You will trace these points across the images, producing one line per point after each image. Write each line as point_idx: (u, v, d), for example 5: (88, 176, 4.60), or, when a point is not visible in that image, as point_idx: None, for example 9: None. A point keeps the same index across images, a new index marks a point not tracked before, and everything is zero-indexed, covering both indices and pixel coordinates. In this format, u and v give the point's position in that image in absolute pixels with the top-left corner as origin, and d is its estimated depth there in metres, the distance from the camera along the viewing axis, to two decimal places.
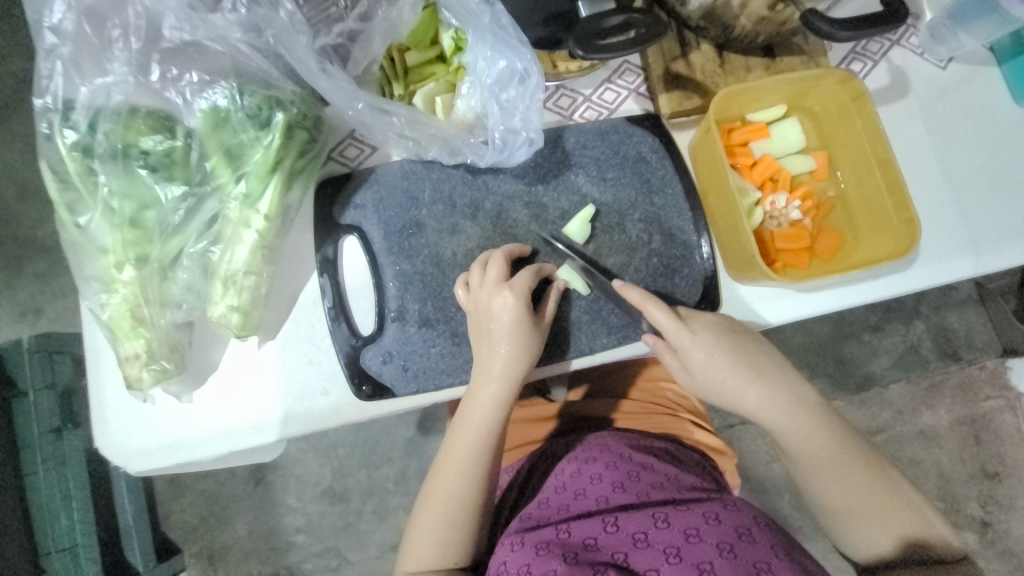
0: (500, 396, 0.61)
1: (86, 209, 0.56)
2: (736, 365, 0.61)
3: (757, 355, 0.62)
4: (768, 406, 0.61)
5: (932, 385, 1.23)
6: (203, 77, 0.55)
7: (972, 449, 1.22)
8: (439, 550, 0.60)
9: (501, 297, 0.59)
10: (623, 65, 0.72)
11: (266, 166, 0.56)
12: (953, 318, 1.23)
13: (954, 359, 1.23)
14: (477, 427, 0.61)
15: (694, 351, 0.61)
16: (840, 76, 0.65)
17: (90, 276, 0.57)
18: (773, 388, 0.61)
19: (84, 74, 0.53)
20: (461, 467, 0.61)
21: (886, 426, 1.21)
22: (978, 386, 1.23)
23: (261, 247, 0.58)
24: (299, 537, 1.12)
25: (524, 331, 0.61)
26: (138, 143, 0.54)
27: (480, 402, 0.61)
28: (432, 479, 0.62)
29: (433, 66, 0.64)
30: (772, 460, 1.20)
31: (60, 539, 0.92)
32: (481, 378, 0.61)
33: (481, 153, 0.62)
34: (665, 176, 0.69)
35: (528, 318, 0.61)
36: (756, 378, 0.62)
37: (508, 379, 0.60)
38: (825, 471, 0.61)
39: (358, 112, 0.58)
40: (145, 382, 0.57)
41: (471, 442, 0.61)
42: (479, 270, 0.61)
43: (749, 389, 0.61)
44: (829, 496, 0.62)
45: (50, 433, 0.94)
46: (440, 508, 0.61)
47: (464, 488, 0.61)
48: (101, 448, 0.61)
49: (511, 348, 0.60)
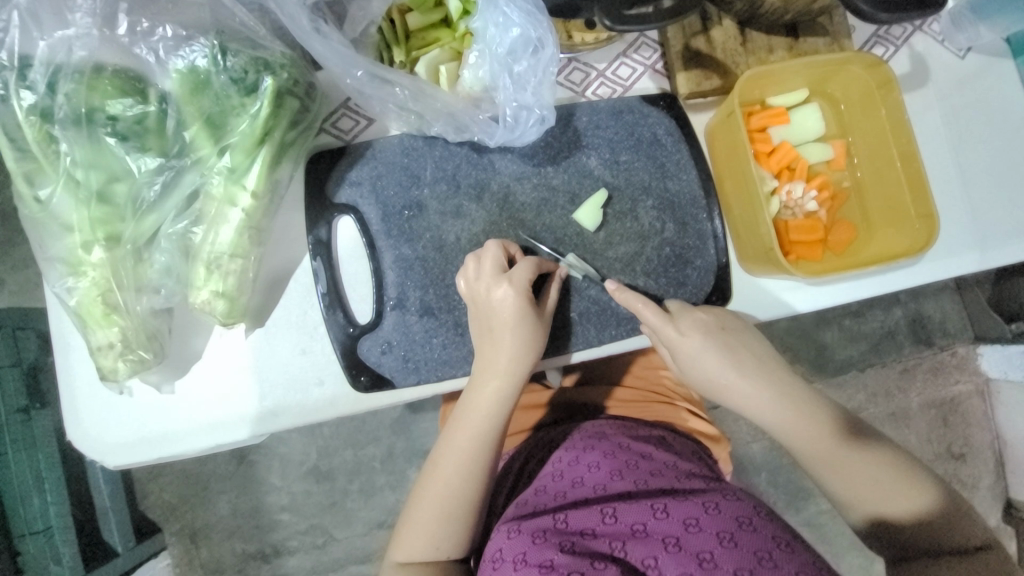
0: (504, 391, 0.58)
1: (48, 181, 0.49)
2: (726, 360, 0.61)
3: (745, 350, 0.62)
4: (755, 400, 0.62)
5: (906, 369, 1.26)
6: (179, 33, 0.48)
7: (940, 431, 1.27)
8: (433, 544, 0.57)
9: (501, 291, 0.56)
10: (639, 39, 0.67)
11: (253, 137, 0.51)
12: (930, 305, 1.26)
13: (929, 345, 1.26)
14: (478, 420, 0.58)
15: (686, 348, 0.61)
16: (868, 61, 0.62)
17: (54, 257, 0.51)
18: (761, 383, 0.62)
19: (44, 27, 0.46)
20: (461, 462, 0.58)
21: (864, 407, 1.25)
22: (949, 371, 1.27)
23: (249, 227, 0.53)
24: (283, 516, 1.10)
25: (529, 324, 0.58)
26: (106, 108, 0.47)
27: (482, 397, 0.58)
28: (427, 472, 0.59)
29: (437, 31, 0.58)
30: (754, 441, 1.23)
31: (32, 521, 0.87)
32: (484, 372, 0.58)
33: (491, 131, 0.58)
34: (680, 160, 0.65)
35: (530, 309, 0.58)
36: (748, 373, 0.62)
37: (511, 374, 0.57)
38: (818, 459, 0.62)
39: (357, 80, 0.52)
40: (121, 374, 0.52)
41: (472, 435, 0.58)
42: (475, 258, 0.58)
43: (738, 385, 0.62)
44: (838, 483, 0.61)
45: (17, 413, 0.89)
46: (435, 501, 0.58)
47: (462, 483, 0.58)
48: (74, 440, 0.57)
49: (516, 341, 0.57)
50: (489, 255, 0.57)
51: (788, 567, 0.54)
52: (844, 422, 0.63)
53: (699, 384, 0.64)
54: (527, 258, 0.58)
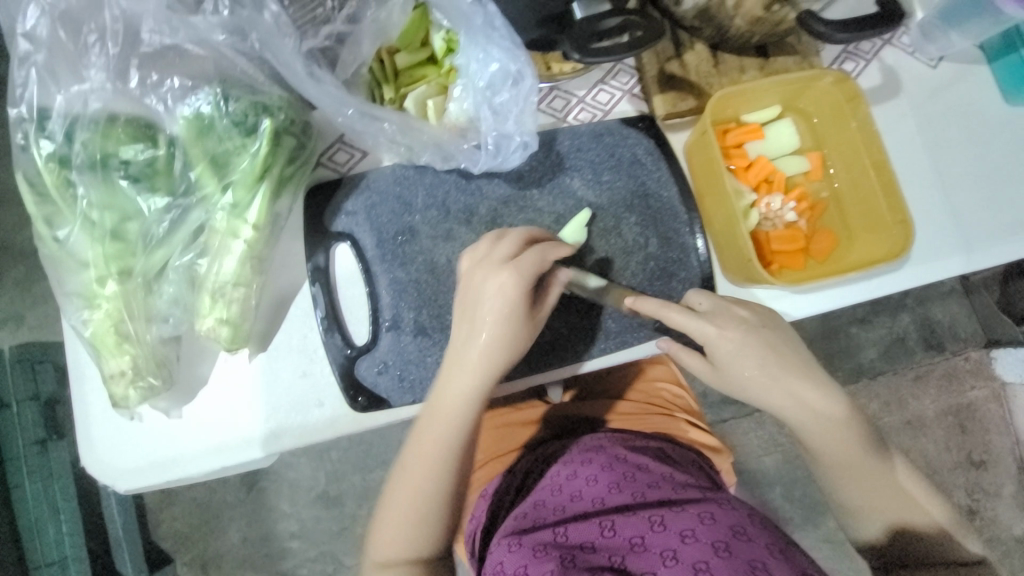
0: (480, 383, 0.56)
1: (65, 223, 0.53)
2: (763, 361, 0.60)
3: (785, 351, 0.61)
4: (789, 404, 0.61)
5: (919, 376, 1.25)
6: (185, 83, 0.52)
7: (958, 438, 1.25)
8: (403, 535, 0.58)
9: (492, 276, 0.55)
10: (616, 66, 0.71)
11: (254, 174, 0.55)
12: (937, 309, 1.26)
13: (940, 350, 1.25)
14: (450, 417, 0.57)
15: (720, 346, 0.60)
16: (835, 77, 0.65)
17: (71, 292, 0.54)
18: (799, 385, 0.61)
19: (60, 81, 0.50)
20: (433, 458, 0.57)
21: (877, 417, 1.23)
22: (963, 376, 1.25)
23: (251, 257, 0.56)
24: (293, 543, 1.11)
25: (509, 317, 0.56)
26: (119, 153, 0.52)
27: (453, 394, 0.57)
28: (400, 467, 0.59)
29: (424, 68, 0.62)
30: (765, 454, 1.22)
31: (48, 552, 0.91)
32: (462, 361, 0.57)
33: (475, 159, 0.61)
34: (660, 178, 0.68)
35: (518, 296, 0.56)
36: (780, 374, 0.61)
37: (486, 370, 0.56)
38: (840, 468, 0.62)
39: (348, 118, 0.56)
40: (132, 400, 0.55)
41: (445, 433, 0.57)
42: (489, 249, 0.57)
43: (772, 384, 0.61)
44: (847, 494, 0.62)
45: (35, 444, 0.93)
46: (408, 497, 0.58)
47: (432, 477, 0.57)
48: (88, 466, 0.59)
49: (495, 329, 0.56)
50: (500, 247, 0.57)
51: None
52: (875, 433, 0.62)
53: (725, 383, 0.63)
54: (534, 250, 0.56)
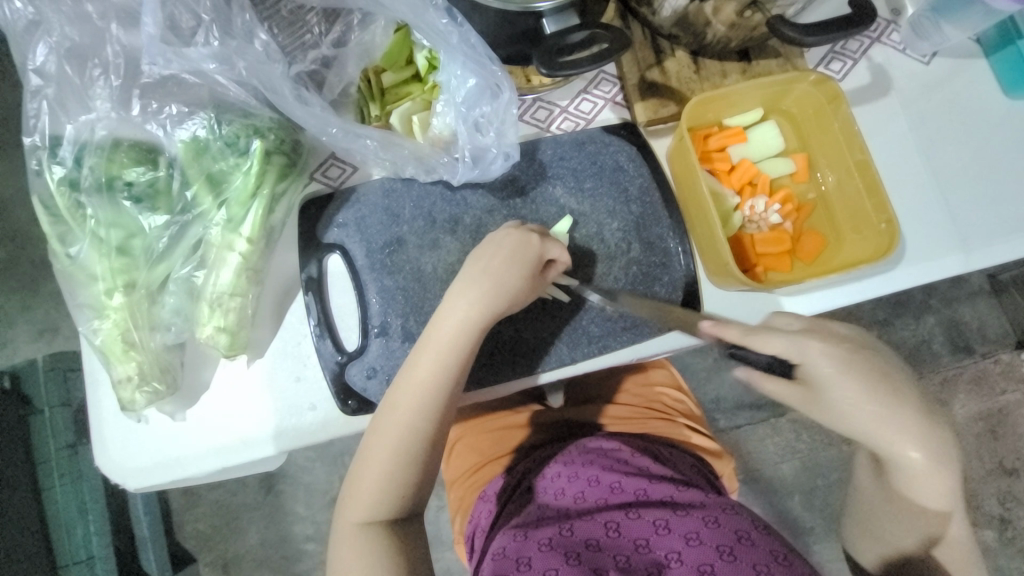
0: (468, 326, 0.58)
1: (76, 240, 0.58)
2: (874, 390, 0.52)
3: (898, 384, 0.53)
4: (898, 443, 0.53)
5: (946, 380, 1.20)
6: (182, 109, 0.56)
7: (989, 444, 1.21)
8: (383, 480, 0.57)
9: (505, 235, 0.59)
10: (599, 75, 0.72)
11: (247, 191, 0.58)
12: (964, 310, 1.21)
13: (968, 352, 1.21)
14: (436, 357, 0.57)
15: (822, 368, 0.51)
16: (814, 79, 0.66)
17: (82, 304, 0.59)
18: (913, 427, 0.53)
19: (69, 112, 0.55)
20: (405, 427, 0.57)
21: None
22: (993, 380, 1.21)
23: (245, 269, 0.60)
24: (309, 545, 1.15)
25: (489, 293, 0.58)
26: (123, 176, 0.56)
27: (427, 363, 0.57)
28: (372, 433, 0.58)
29: (408, 86, 0.65)
30: (782, 461, 1.20)
31: (76, 551, 0.98)
32: (454, 302, 0.58)
33: (455, 170, 0.64)
34: (642, 184, 0.69)
35: (518, 253, 0.59)
36: (887, 411, 0.52)
37: (460, 342, 0.57)
38: (915, 517, 0.57)
39: (332, 136, 0.59)
40: (138, 404, 0.59)
41: (417, 403, 0.57)
42: (494, 235, 0.60)
43: (886, 420, 0.52)
44: (887, 529, 0.60)
45: (66, 448, 1.00)
46: (382, 463, 0.57)
47: (404, 448, 0.57)
48: (102, 466, 0.64)
49: (489, 278, 0.58)
50: (502, 233, 0.60)
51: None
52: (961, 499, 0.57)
53: (821, 407, 0.53)
54: (540, 236, 0.60)
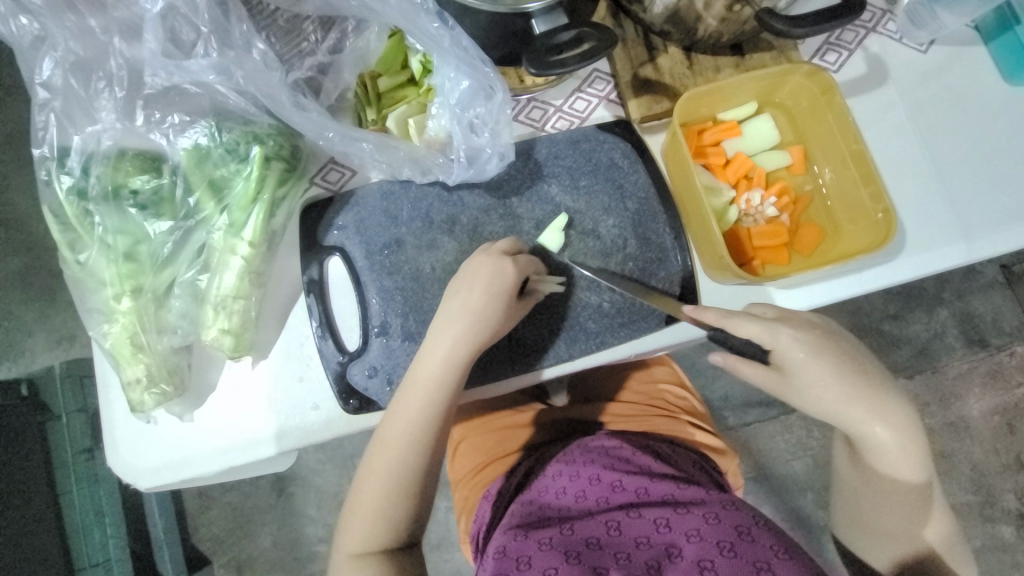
0: (451, 364, 0.59)
1: (85, 247, 0.60)
2: (843, 373, 0.58)
3: (865, 368, 0.60)
4: (872, 422, 0.58)
5: (960, 374, 1.19)
6: (184, 118, 0.58)
7: (1006, 439, 1.18)
8: (380, 516, 0.60)
9: (480, 263, 0.60)
10: (593, 74, 0.73)
11: (248, 196, 0.60)
12: (977, 303, 1.19)
13: (982, 346, 1.19)
14: (422, 395, 0.59)
15: (796, 354, 0.58)
16: (807, 70, 0.66)
17: (92, 308, 0.61)
18: (882, 406, 0.59)
19: (77, 124, 0.57)
20: (397, 463, 0.60)
21: None
22: (1009, 373, 1.19)
23: (248, 272, 0.62)
24: (320, 546, 1.16)
25: (475, 333, 0.60)
26: (128, 184, 0.58)
27: (416, 402, 0.59)
28: (366, 470, 0.61)
29: (404, 90, 0.67)
30: (793, 458, 1.19)
31: (94, 555, 1.01)
32: (435, 342, 0.60)
33: (450, 170, 0.65)
34: (637, 180, 0.69)
35: (499, 287, 0.59)
36: (855, 391, 0.59)
37: (448, 381, 0.59)
38: (905, 500, 0.60)
39: (330, 140, 0.60)
40: (147, 405, 0.61)
41: (408, 439, 0.60)
42: (468, 265, 0.60)
43: (852, 402, 0.58)
44: (880, 521, 0.62)
45: (83, 453, 1.03)
46: (375, 498, 0.60)
47: (396, 483, 0.60)
48: (114, 467, 0.65)
49: (470, 317, 0.59)
50: (478, 262, 0.60)
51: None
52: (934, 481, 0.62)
53: (798, 391, 0.60)
54: (516, 264, 0.60)
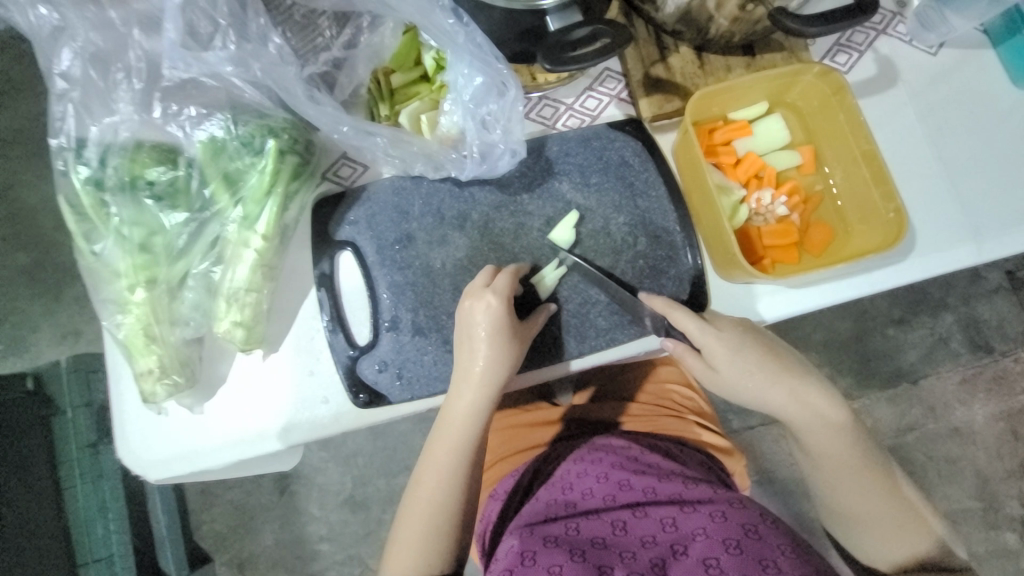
0: (478, 404, 0.62)
1: (101, 238, 0.60)
2: (763, 363, 0.64)
3: (782, 356, 0.65)
4: (794, 405, 0.64)
5: (966, 379, 1.18)
6: (200, 111, 0.58)
7: (1011, 445, 1.18)
8: (420, 556, 0.62)
9: (483, 303, 0.60)
10: (604, 72, 0.73)
11: (262, 189, 0.60)
12: (983, 308, 1.19)
13: (987, 351, 1.19)
14: (453, 436, 0.62)
15: (719, 348, 0.63)
16: (818, 70, 0.66)
17: (106, 299, 0.61)
18: (801, 389, 0.64)
19: (94, 114, 0.57)
20: (433, 515, 0.62)
21: (919, 423, 1.17)
22: (1014, 379, 1.19)
23: (261, 265, 0.62)
24: (323, 545, 1.16)
25: (486, 379, 0.61)
26: (144, 175, 0.59)
27: (442, 453, 0.62)
28: (405, 510, 0.63)
29: (417, 86, 0.67)
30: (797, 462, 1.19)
31: (97, 548, 1.01)
32: (462, 383, 0.61)
33: (463, 166, 0.65)
34: (648, 178, 0.70)
35: (510, 322, 0.61)
36: (777, 376, 0.64)
37: (465, 431, 0.62)
38: (844, 474, 0.65)
39: (344, 134, 0.61)
40: (159, 396, 0.61)
41: (443, 492, 0.62)
42: (467, 305, 0.61)
43: (774, 386, 0.64)
44: (837, 496, 0.66)
45: (87, 447, 1.03)
46: (414, 537, 0.62)
47: (433, 522, 0.62)
48: (124, 458, 0.66)
49: (490, 355, 0.60)
50: (467, 305, 0.61)
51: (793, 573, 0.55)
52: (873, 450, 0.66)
53: (727, 384, 0.65)
54: (497, 294, 0.60)
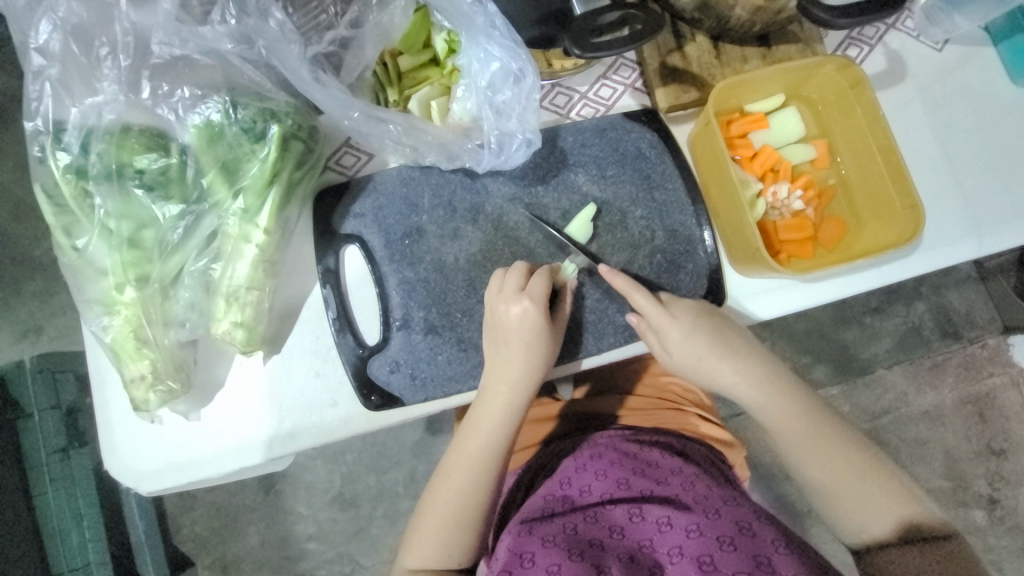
0: (513, 405, 0.60)
1: (83, 232, 0.55)
2: (712, 344, 0.63)
3: (733, 335, 0.64)
4: (743, 384, 0.63)
5: (936, 365, 1.22)
6: (194, 92, 0.54)
7: (977, 427, 1.23)
8: (445, 552, 0.60)
9: (519, 307, 0.59)
10: (618, 61, 0.71)
11: (264, 179, 0.56)
12: (953, 297, 1.23)
13: (956, 338, 1.22)
14: (489, 432, 0.60)
15: (671, 330, 0.62)
16: (837, 63, 0.65)
17: (90, 299, 0.56)
18: (748, 367, 0.63)
19: (74, 94, 0.52)
20: (457, 515, 0.60)
21: (895, 407, 1.21)
22: (980, 364, 1.23)
23: (262, 261, 0.58)
24: (311, 544, 1.11)
25: (522, 383, 0.60)
26: (133, 163, 0.54)
27: (472, 454, 0.60)
28: (427, 504, 0.61)
29: (427, 70, 0.63)
30: None
31: (72, 558, 0.94)
32: (495, 384, 0.60)
33: (479, 157, 0.62)
34: (665, 171, 0.68)
35: (546, 323, 0.60)
36: (731, 356, 0.63)
37: (495, 432, 0.60)
38: (805, 449, 0.61)
39: (354, 121, 0.57)
40: (152, 404, 0.57)
41: (471, 492, 0.60)
42: (502, 306, 0.60)
43: (726, 366, 0.63)
44: (816, 479, 0.61)
45: (56, 452, 0.95)
46: (434, 531, 0.60)
47: (456, 520, 0.60)
48: (112, 470, 0.61)
49: (528, 356, 0.60)
50: (501, 309, 0.60)
51: (788, 572, 0.52)
52: (839, 423, 0.63)
53: (681, 369, 0.64)
54: (535, 299, 0.59)
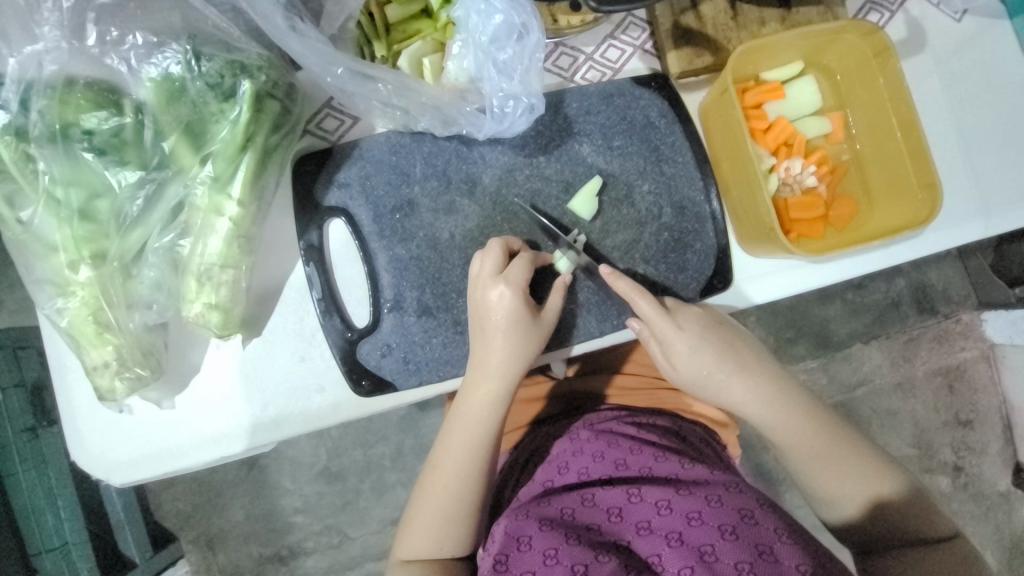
0: (498, 393, 0.57)
1: (28, 202, 0.49)
2: (719, 358, 0.61)
3: (740, 347, 0.62)
4: (754, 399, 0.60)
5: (910, 340, 1.21)
6: (150, 39, 0.47)
7: (947, 398, 1.23)
8: (436, 543, 0.57)
9: (497, 291, 0.55)
10: (626, 19, 0.65)
11: (236, 144, 0.50)
12: (931, 274, 1.21)
13: (932, 313, 1.21)
14: (472, 419, 0.57)
15: (676, 343, 0.60)
16: (863, 29, 0.61)
17: (42, 278, 0.51)
18: (757, 382, 0.61)
19: (11, 42, 0.45)
20: (450, 509, 0.57)
21: (869, 379, 1.21)
22: (954, 338, 1.22)
23: (238, 236, 0.52)
24: (297, 517, 1.09)
25: (506, 370, 0.57)
26: (80, 122, 0.47)
27: (460, 444, 0.58)
28: (420, 494, 0.59)
29: (418, 22, 0.56)
30: None
31: (48, 538, 0.85)
32: (478, 373, 0.57)
33: (479, 123, 0.56)
34: (674, 143, 0.64)
35: (527, 309, 0.57)
36: (738, 369, 0.61)
37: (481, 419, 0.57)
38: (816, 461, 0.59)
39: (338, 78, 0.51)
40: (119, 392, 0.52)
41: (459, 484, 0.58)
42: (484, 293, 0.56)
43: (730, 379, 0.60)
44: (824, 488, 0.60)
45: (25, 431, 0.86)
46: (428, 521, 0.58)
47: (448, 509, 0.57)
48: (79, 461, 0.57)
49: (510, 343, 0.56)
50: (478, 296, 0.56)
51: (790, 561, 0.52)
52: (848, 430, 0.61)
53: (688, 383, 0.62)
54: (511, 284, 0.55)
